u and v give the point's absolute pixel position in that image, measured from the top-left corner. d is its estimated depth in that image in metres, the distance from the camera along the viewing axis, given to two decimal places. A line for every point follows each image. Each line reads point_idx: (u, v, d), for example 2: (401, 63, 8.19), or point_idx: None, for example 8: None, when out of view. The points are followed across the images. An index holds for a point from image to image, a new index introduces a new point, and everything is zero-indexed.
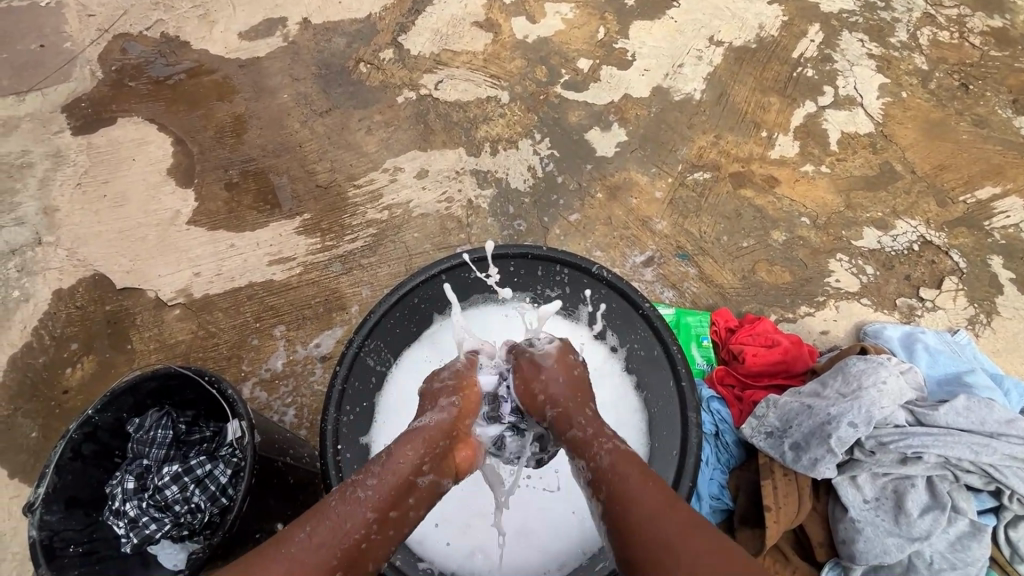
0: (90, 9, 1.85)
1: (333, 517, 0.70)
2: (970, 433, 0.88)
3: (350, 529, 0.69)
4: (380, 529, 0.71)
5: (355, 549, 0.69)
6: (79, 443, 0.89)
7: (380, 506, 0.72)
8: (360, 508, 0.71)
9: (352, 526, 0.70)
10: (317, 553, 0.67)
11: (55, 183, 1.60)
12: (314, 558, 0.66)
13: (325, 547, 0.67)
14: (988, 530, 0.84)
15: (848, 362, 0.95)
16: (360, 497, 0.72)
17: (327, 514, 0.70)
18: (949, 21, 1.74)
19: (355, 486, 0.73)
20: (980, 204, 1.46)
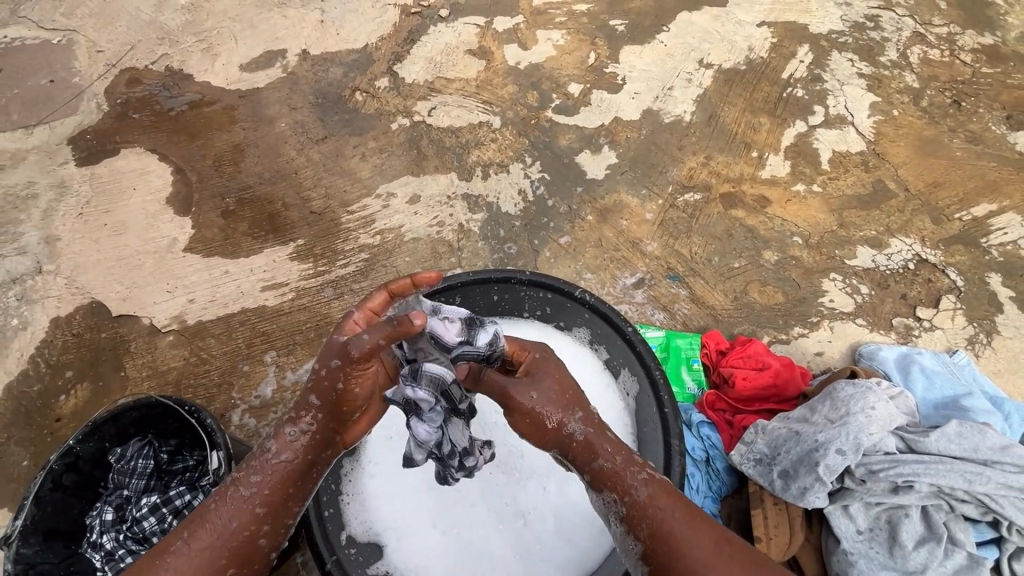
0: (99, 45, 1.92)
1: (214, 520, 0.67)
2: (963, 461, 0.84)
3: (236, 528, 0.67)
4: (269, 524, 0.69)
5: (246, 545, 0.67)
6: (59, 474, 0.89)
7: (268, 501, 0.68)
8: (242, 504, 0.68)
9: (237, 526, 0.67)
10: (203, 557, 0.65)
11: (58, 214, 1.63)
12: (195, 563, 0.65)
13: (196, 554, 0.65)
14: (988, 563, 0.80)
15: (837, 387, 0.92)
16: (244, 494, 0.68)
17: (206, 519, 0.67)
18: (940, 39, 1.75)
19: (237, 483, 0.68)
20: (976, 221, 1.44)
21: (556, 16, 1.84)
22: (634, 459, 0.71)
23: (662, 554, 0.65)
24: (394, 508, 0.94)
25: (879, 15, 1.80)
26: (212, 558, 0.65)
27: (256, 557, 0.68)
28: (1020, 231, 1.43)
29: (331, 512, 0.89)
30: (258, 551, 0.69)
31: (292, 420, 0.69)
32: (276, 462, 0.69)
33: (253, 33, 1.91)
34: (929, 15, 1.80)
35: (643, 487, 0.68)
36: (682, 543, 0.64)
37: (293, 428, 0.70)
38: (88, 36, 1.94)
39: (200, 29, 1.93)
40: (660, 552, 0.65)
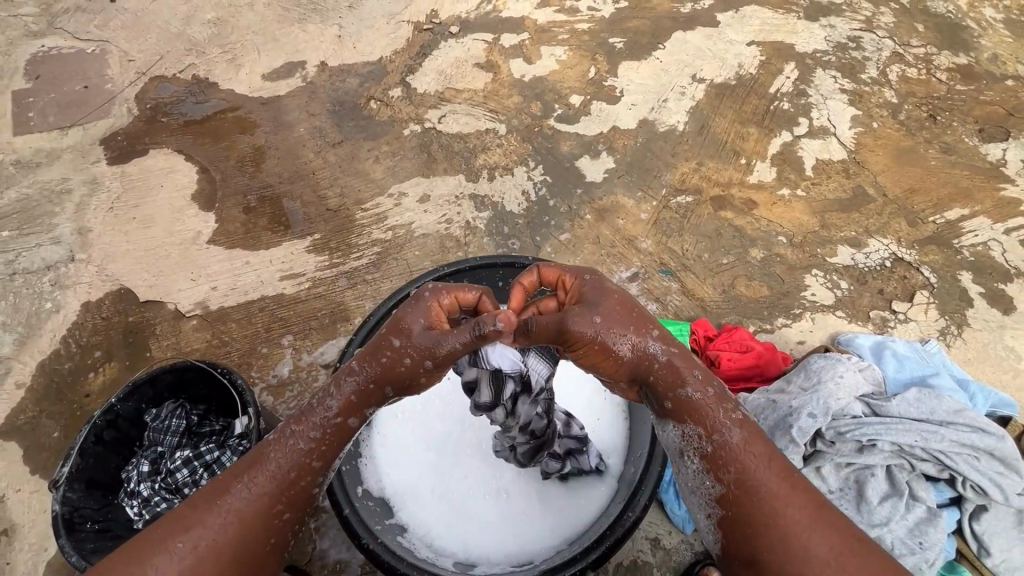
0: (130, 55, 2.05)
1: (270, 467, 0.74)
2: (921, 422, 1.01)
3: (292, 475, 0.75)
4: (320, 472, 0.77)
5: (300, 493, 0.75)
6: (101, 429, 0.99)
7: (320, 455, 0.76)
8: (302, 455, 0.75)
9: (296, 475, 0.75)
10: (259, 502, 0.73)
11: (90, 207, 1.73)
12: (255, 505, 0.72)
13: (259, 499, 0.73)
14: (943, 515, 0.96)
15: (810, 360, 1.10)
16: (301, 445, 0.75)
17: (264, 466, 0.74)
18: (916, 59, 1.88)
19: (296, 435, 0.75)
20: (949, 224, 1.55)
21: (558, 34, 1.97)
22: (725, 400, 0.75)
23: (742, 498, 0.71)
24: (409, 472, 1.07)
25: (861, 36, 1.93)
26: (269, 503, 0.73)
27: (310, 502, 0.77)
28: (990, 234, 1.54)
29: (348, 468, 0.96)
30: (309, 498, 0.77)
31: (352, 380, 0.76)
32: (333, 420, 0.76)
33: (275, 46, 2.04)
34: (907, 37, 1.93)
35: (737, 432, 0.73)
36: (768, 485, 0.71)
37: (351, 387, 0.76)
38: (120, 46, 2.07)
39: (226, 42, 2.06)
40: (741, 493, 0.71)
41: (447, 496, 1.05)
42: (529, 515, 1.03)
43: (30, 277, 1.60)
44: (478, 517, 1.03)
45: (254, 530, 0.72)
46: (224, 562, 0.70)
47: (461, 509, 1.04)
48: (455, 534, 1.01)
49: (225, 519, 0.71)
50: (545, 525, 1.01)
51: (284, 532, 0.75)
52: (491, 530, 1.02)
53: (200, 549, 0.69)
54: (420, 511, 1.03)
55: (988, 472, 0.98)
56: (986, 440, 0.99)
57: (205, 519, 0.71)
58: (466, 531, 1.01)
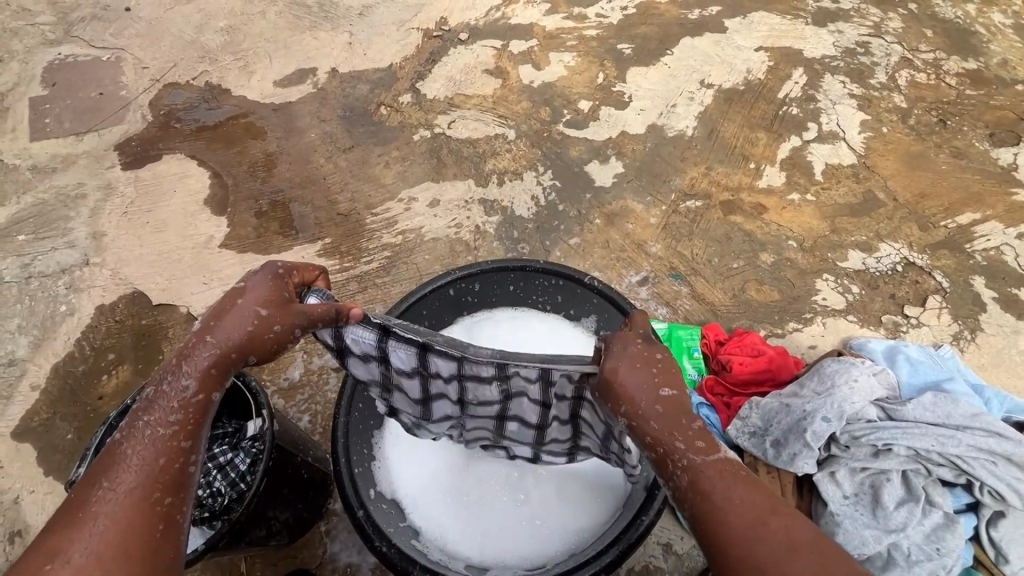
0: (145, 62, 2.08)
1: (125, 458, 0.67)
2: (937, 426, 1.00)
3: (156, 460, 0.67)
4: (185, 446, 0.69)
5: (168, 475, 0.67)
6: (116, 430, 0.99)
7: (180, 429, 0.70)
8: (160, 437, 0.69)
9: (156, 457, 0.67)
10: (130, 498, 0.64)
11: (104, 212, 1.75)
12: (123, 501, 0.64)
13: (129, 495, 0.65)
14: (961, 521, 0.95)
15: (824, 364, 1.10)
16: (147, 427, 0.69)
17: (120, 461, 0.66)
18: (926, 64, 1.88)
19: (142, 422, 0.69)
20: (961, 228, 1.55)
21: (567, 40, 1.99)
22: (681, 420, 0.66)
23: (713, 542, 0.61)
24: (420, 475, 1.06)
25: (869, 42, 1.93)
26: (140, 495, 0.65)
27: (190, 484, 0.69)
28: (1002, 238, 1.54)
29: (360, 469, 0.97)
30: (189, 478, 0.69)
31: (177, 373, 0.72)
32: (182, 394, 0.71)
33: (287, 53, 2.07)
34: (915, 42, 1.93)
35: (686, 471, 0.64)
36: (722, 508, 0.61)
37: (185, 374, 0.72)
38: (134, 54, 2.10)
39: (238, 50, 2.09)
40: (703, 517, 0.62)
41: (461, 498, 1.04)
42: (544, 517, 1.01)
43: (45, 280, 1.62)
44: (491, 518, 1.02)
45: (130, 528, 0.63)
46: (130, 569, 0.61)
47: (473, 511, 1.03)
48: (468, 538, 1.00)
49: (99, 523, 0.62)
50: (557, 529, 1.00)
51: (174, 514, 0.66)
52: (504, 533, 1.00)
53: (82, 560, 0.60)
54: (431, 515, 1.02)
55: (1007, 477, 0.97)
56: (1004, 445, 0.98)
57: (75, 532, 0.61)
58: (479, 534, 1.00)
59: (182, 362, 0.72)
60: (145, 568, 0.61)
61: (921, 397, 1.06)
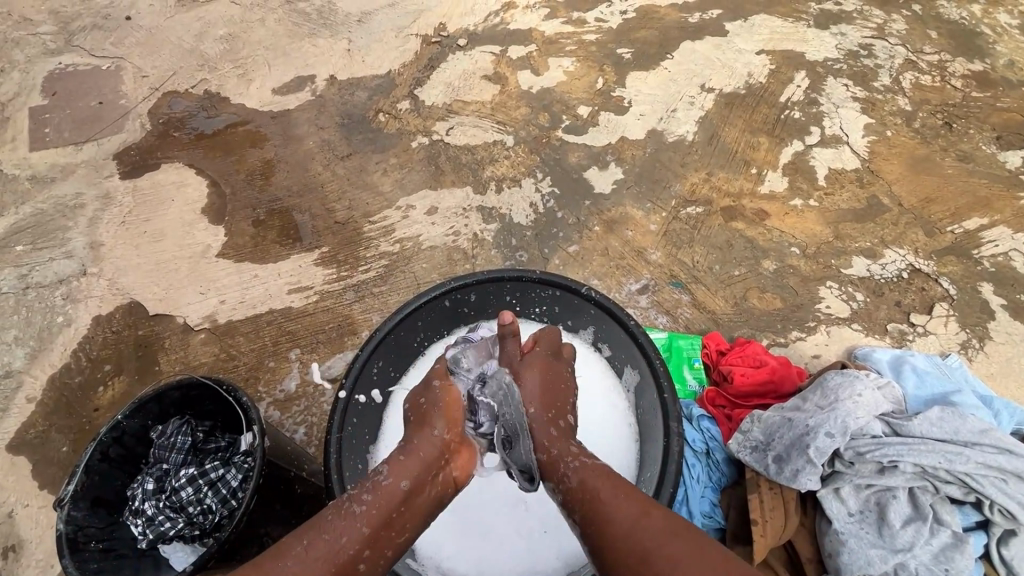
0: (144, 71, 2.08)
1: (330, 530, 0.75)
2: (944, 442, 0.98)
3: (345, 544, 0.74)
4: (370, 550, 0.75)
5: (350, 564, 0.74)
6: (107, 445, 1.00)
7: (374, 524, 0.77)
8: (356, 522, 0.76)
9: (346, 543, 0.74)
10: (313, 565, 0.72)
11: (103, 222, 1.75)
12: (309, 569, 0.71)
13: (322, 565, 0.72)
14: (970, 540, 0.92)
15: (826, 377, 1.08)
16: (356, 512, 0.77)
17: (323, 528, 0.75)
18: (930, 66, 1.85)
19: (351, 501, 0.78)
20: (968, 234, 1.52)
21: (566, 45, 1.97)
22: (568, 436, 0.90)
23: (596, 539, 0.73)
24: None
25: (872, 44, 1.91)
26: (324, 570, 0.72)
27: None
28: (1011, 244, 1.50)
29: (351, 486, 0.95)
30: (357, 574, 0.74)
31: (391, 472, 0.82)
32: (392, 491, 0.80)
33: (285, 61, 2.06)
34: (920, 44, 1.90)
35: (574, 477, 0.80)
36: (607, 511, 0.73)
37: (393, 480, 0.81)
38: (134, 63, 2.10)
39: (237, 57, 2.09)
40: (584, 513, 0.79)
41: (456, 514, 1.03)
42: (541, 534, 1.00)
43: (42, 291, 1.62)
44: (487, 535, 1.01)
45: None
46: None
47: (469, 526, 1.02)
48: (463, 558, 0.99)
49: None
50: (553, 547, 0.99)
51: None
52: (499, 553, 0.99)
53: None
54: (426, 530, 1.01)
55: (1017, 495, 0.95)
56: (1014, 462, 0.96)
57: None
58: (474, 555, 0.99)
59: (401, 465, 0.83)
60: None
61: (928, 412, 1.03)
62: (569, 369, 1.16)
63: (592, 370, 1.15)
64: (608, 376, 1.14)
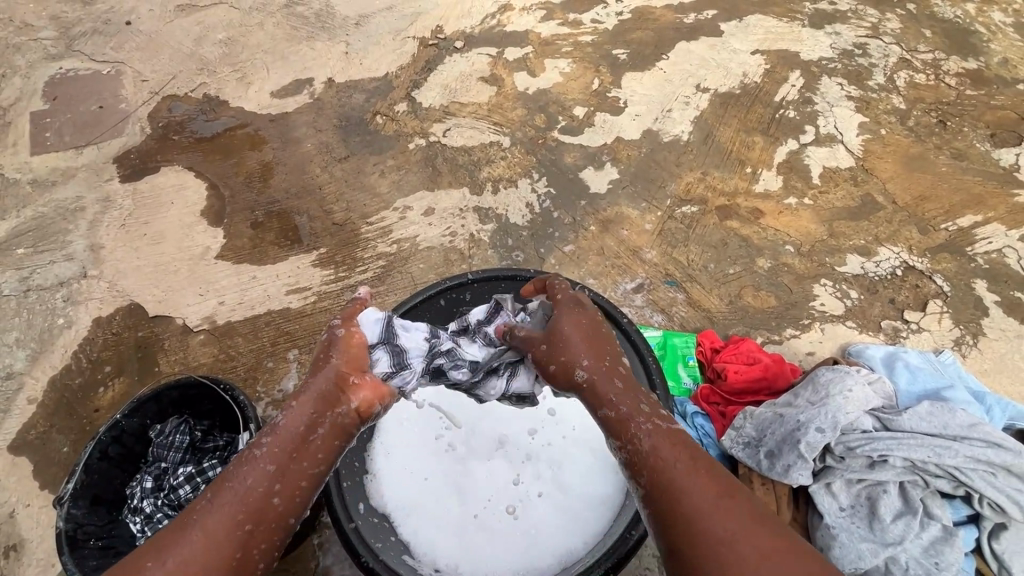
0: (144, 75, 2.10)
1: (234, 480, 0.75)
2: (934, 437, 0.99)
3: (252, 485, 0.75)
4: (278, 484, 0.76)
5: (262, 502, 0.74)
6: (106, 445, 1.02)
7: (278, 461, 0.77)
8: (257, 468, 0.76)
9: (253, 484, 0.75)
10: (223, 511, 0.72)
11: (103, 224, 1.76)
12: (219, 517, 0.71)
13: (227, 514, 0.72)
14: (961, 534, 0.93)
15: (817, 373, 1.08)
16: (259, 456, 0.77)
17: (226, 480, 0.75)
18: (925, 65, 1.86)
19: (251, 447, 0.79)
20: (962, 231, 1.52)
21: (562, 46, 1.98)
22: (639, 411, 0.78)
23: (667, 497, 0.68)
24: (414, 487, 1.06)
25: (867, 43, 1.91)
26: (233, 517, 0.72)
27: (271, 515, 0.75)
28: (1004, 241, 1.51)
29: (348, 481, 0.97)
30: (273, 510, 0.75)
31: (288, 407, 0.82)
32: (291, 431, 0.80)
33: (284, 64, 2.08)
34: (914, 43, 1.91)
35: (647, 439, 0.74)
36: (682, 482, 0.68)
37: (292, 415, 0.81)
38: (134, 67, 2.12)
39: (236, 61, 2.10)
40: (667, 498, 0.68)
41: (451, 511, 1.04)
42: (535, 532, 1.01)
43: (43, 293, 1.63)
44: (483, 531, 1.02)
45: (219, 539, 0.70)
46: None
47: (464, 523, 1.03)
48: (459, 553, 0.99)
49: (194, 537, 0.70)
50: (548, 543, 0.99)
51: (250, 543, 0.72)
52: (495, 549, 1.00)
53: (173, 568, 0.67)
54: (421, 528, 1.01)
55: (1007, 489, 0.95)
56: (1004, 456, 0.96)
57: (177, 541, 0.69)
58: (469, 550, 1.00)
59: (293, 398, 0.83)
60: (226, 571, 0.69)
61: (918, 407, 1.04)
62: None
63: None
64: None
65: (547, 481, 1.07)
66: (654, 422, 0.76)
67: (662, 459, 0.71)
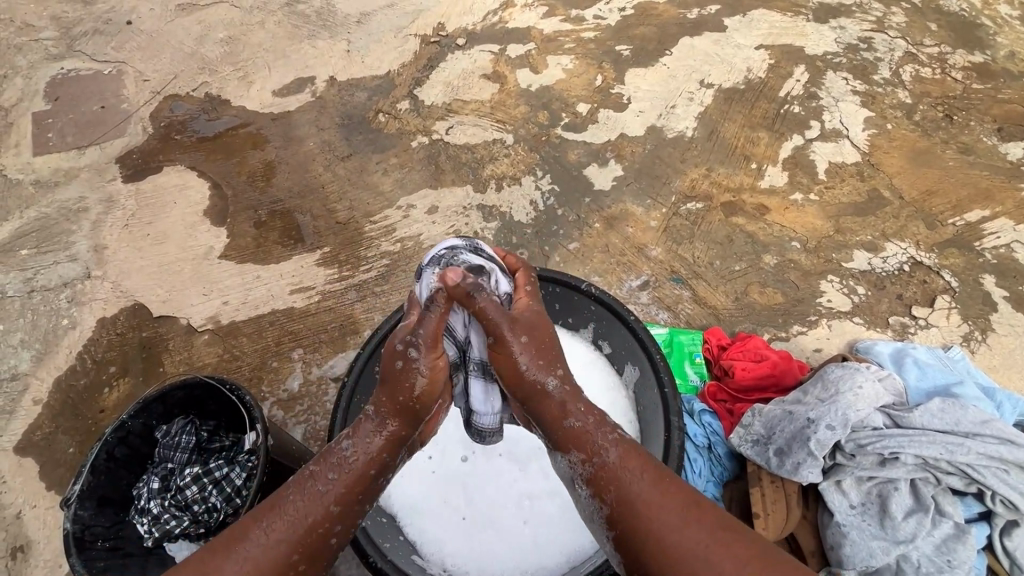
0: (145, 75, 2.09)
1: (291, 512, 0.73)
2: (945, 434, 0.98)
3: (310, 523, 0.74)
4: (337, 522, 0.75)
5: (320, 540, 0.74)
6: (113, 446, 1.02)
7: (343, 499, 0.76)
8: (316, 504, 0.75)
9: (313, 521, 0.74)
10: (275, 548, 0.71)
11: (106, 225, 1.76)
12: (273, 553, 0.71)
13: (283, 548, 0.71)
14: (972, 532, 0.93)
15: (827, 370, 1.08)
16: (320, 490, 0.76)
17: (285, 509, 0.74)
18: (931, 58, 1.85)
19: (315, 479, 0.76)
20: (970, 226, 1.51)
21: (565, 43, 1.97)
22: (605, 423, 0.78)
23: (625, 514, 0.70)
24: (419, 487, 1.05)
25: (872, 37, 1.90)
26: (290, 551, 0.72)
27: (329, 551, 0.75)
28: (1013, 236, 1.50)
29: None
30: (327, 548, 0.75)
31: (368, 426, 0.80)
32: (359, 463, 0.78)
33: (285, 63, 2.07)
34: (920, 36, 1.90)
35: (607, 454, 0.75)
36: (645, 508, 0.69)
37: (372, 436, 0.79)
38: (136, 67, 2.11)
39: (238, 60, 2.10)
40: (624, 514, 0.70)
41: (458, 510, 1.03)
42: (543, 531, 1.01)
43: (48, 294, 1.63)
44: (490, 530, 1.01)
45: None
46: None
47: (471, 522, 1.02)
48: (466, 553, 0.99)
49: (244, 571, 0.69)
50: (556, 542, 0.99)
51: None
52: (503, 548, 0.99)
53: None
54: (429, 527, 1.01)
55: (1019, 486, 0.95)
56: (1016, 452, 0.96)
57: (223, 569, 0.68)
58: (477, 550, 0.99)
59: (368, 421, 0.80)
60: None
61: (928, 404, 1.03)
62: None
63: (590, 366, 1.12)
64: None
65: (553, 479, 1.05)
66: (610, 434, 0.77)
67: (618, 476, 0.73)
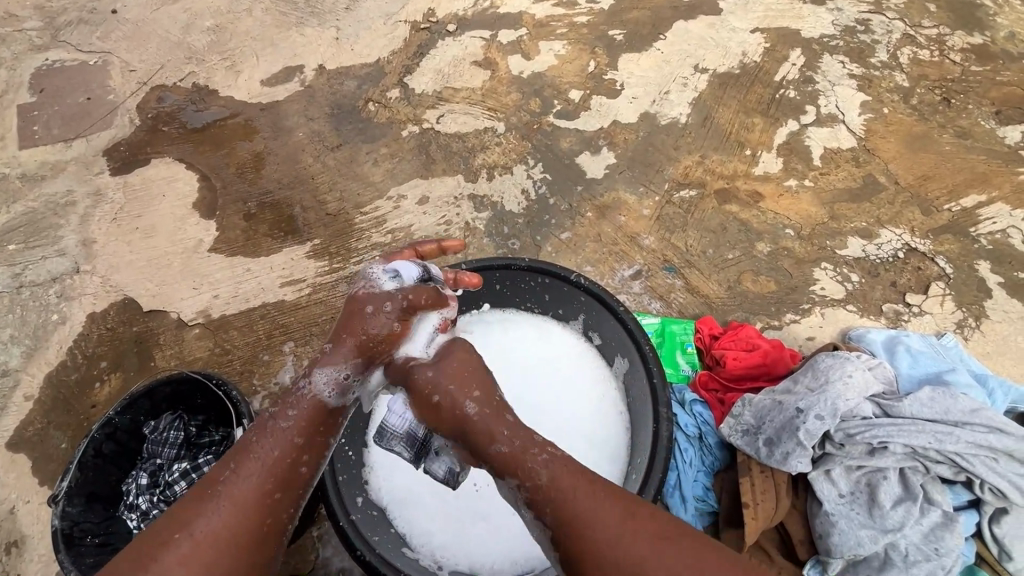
0: (132, 65, 2.05)
1: (257, 450, 0.75)
2: (935, 423, 0.98)
3: (280, 457, 0.76)
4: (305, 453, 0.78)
5: (290, 472, 0.76)
6: (100, 442, 1.01)
7: (304, 432, 0.78)
8: (285, 439, 0.77)
9: (280, 453, 0.76)
10: (247, 483, 0.73)
11: (94, 218, 1.74)
12: (248, 486, 0.73)
13: (256, 481, 0.74)
14: (961, 520, 0.93)
15: (817, 360, 1.07)
16: (281, 426, 0.78)
17: (251, 451, 0.75)
18: (929, 40, 1.81)
19: (275, 417, 0.78)
20: (965, 212, 1.50)
21: (557, 28, 1.93)
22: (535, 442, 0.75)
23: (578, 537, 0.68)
24: (410, 480, 1.05)
25: (870, 19, 1.86)
26: (261, 485, 0.74)
27: (300, 483, 0.78)
28: (1008, 221, 1.48)
29: (344, 477, 0.97)
30: (300, 478, 0.78)
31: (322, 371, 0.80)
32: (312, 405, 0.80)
33: (273, 51, 2.03)
34: (918, 18, 1.86)
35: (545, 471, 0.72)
36: (594, 527, 0.67)
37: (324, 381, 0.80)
38: (121, 57, 2.08)
39: (225, 49, 2.06)
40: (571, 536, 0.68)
41: (448, 504, 1.04)
42: None
43: (37, 290, 1.62)
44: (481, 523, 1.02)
45: (248, 511, 0.72)
46: (230, 544, 0.70)
47: (462, 514, 1.03)
48: (457, 545, 1.00)
49: (222, 508, 0.71)
50: None
51: (277, 515, 0.75)
52: (493, 540, 1.00)
53: (203, 539, 0.69)
54: (420, 520, 1.02)
55: (1007, 474, 0.95)
56: (1005, 441, 0.96)
57: (202, 509, 0.71)
58: (468, 542, 1.00)
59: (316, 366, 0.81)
60: (256, 537, 0.72)
61: (919, 393, 1.03)
62: (560, 356, 1.15)
63: None
64: (596, 364, 1.13)
65: None
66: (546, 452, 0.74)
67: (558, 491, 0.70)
